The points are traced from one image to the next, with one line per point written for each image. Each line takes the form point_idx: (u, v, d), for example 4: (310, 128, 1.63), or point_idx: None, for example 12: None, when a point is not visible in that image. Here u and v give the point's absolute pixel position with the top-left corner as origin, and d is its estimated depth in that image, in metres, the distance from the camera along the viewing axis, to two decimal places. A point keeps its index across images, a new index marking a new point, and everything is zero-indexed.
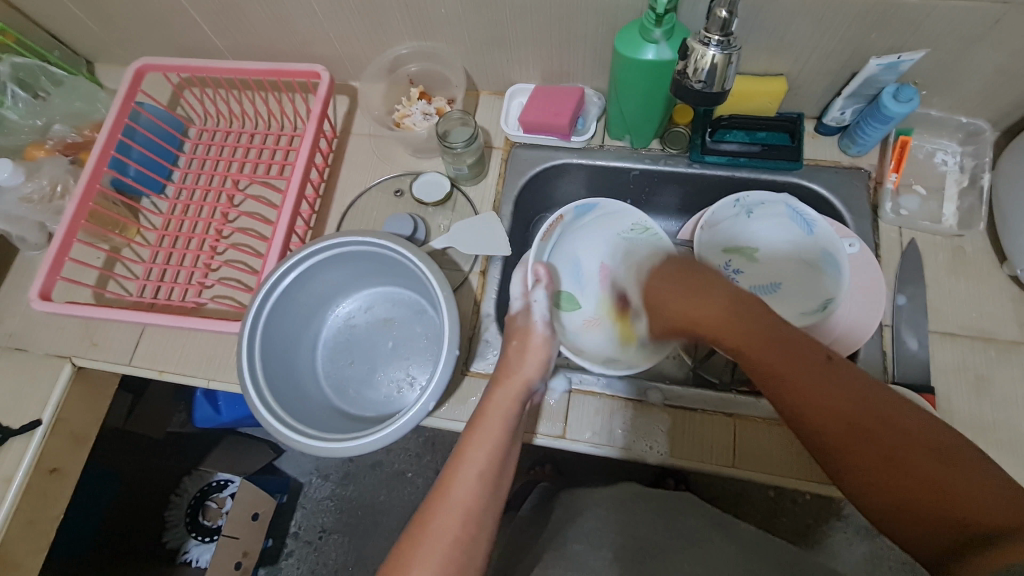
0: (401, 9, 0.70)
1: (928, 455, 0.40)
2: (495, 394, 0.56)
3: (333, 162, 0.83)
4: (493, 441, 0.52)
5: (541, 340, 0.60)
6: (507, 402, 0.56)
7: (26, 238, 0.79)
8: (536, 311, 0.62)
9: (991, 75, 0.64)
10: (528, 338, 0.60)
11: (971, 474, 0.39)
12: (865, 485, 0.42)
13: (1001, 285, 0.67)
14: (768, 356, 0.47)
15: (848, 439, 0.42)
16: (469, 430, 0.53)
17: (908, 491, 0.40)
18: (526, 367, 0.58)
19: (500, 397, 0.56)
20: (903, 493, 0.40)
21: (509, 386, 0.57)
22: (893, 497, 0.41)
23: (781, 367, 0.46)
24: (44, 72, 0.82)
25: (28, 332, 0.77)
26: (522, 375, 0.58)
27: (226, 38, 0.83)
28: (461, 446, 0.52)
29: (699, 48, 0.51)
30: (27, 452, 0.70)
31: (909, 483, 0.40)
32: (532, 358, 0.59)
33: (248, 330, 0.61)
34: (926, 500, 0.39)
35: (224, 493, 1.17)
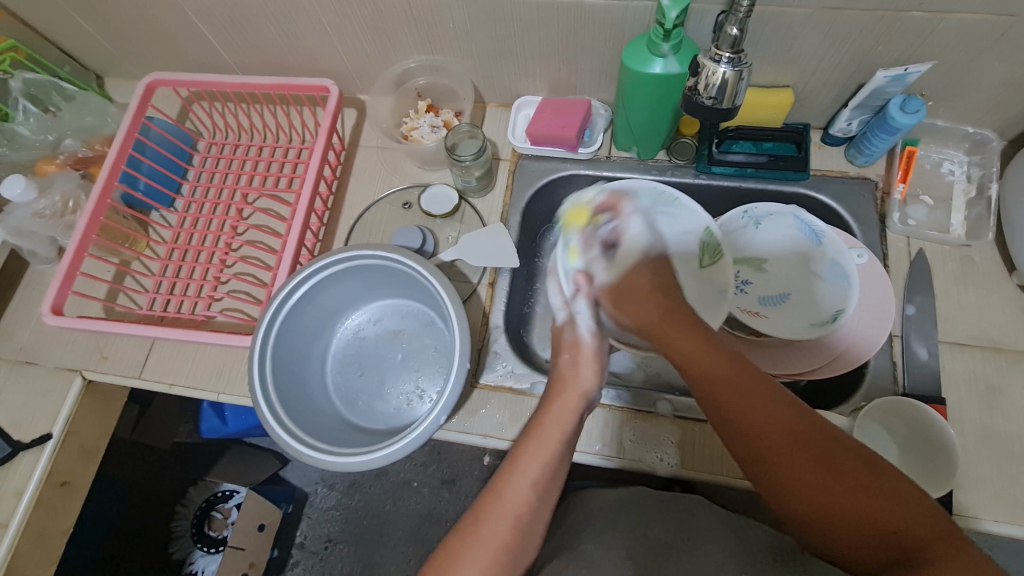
0: (410, 24, 0.70)
1: (858, 467, 0.42)
2: (550, 411, 0.54)
3: (341, 175, 0.83)
4: (541, 455, 0.51)
5: (592, 354, 0.57)
6: (566, 418, 0.54)
7: (37, 252, 0.79)
8: (582, 326, 0.58)
9: (997, 86, 0.64)
10: (581, 354, 0.57)
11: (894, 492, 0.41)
12: (802, 499, 0.43)
13: (1009, 295, 0.67)
14: (710, 361, 0.49)
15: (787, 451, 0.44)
16: (523, 443, 0.52)
17: (839, 506, 0.42)
18: (584, 375, 0.56)
19: (556, 411, 0.54)
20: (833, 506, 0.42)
21: (565, 400, 0.55)
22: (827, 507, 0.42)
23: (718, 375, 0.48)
24: (55, 88, 0.82)
25: (38, 345, 0.77)
26: (580, 389, 0.56)
27: (235, 53, 0.83)
28: (512, 457, 0.52)
29: (710, 65, 0.52)
30: (38, 466, 0.70)
31: (841, 495, 0.42)
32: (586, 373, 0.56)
33: (258, 344, 0.61)
34: (853, 516, 0.41)
35: (230, 504, 1.17)
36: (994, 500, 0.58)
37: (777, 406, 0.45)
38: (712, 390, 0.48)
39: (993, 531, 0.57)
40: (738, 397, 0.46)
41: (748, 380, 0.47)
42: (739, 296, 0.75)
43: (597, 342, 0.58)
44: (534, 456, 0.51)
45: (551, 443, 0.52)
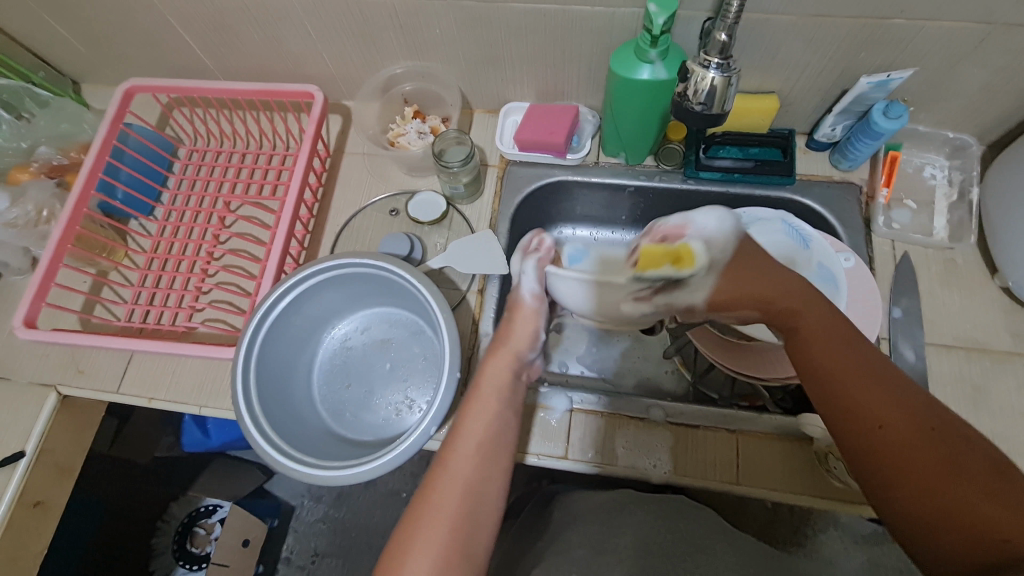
0: (397, 29, 0.70)
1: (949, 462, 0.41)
2: (484, 380, 0.57)
3: (326, 182, 0.82)
4: (486, 416, 0.55)
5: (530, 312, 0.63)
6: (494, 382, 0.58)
7: (9, 263, 0.76)
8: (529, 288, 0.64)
9: (976, 92, 0.65)
10: (521, 312, 0.64)
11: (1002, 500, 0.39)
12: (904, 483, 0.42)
13: (991, 296, 0.68)
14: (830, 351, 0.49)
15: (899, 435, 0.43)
16: (467, 402, 0.56)
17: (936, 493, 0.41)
18: (505, 351, 0.60)
19: (492, 370, 0.58)
20: (954, 519, 0.39)
21: (497, 364, 0.59)
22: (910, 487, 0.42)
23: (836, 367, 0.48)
24: (29, 94, 0.81)
25: (11, 360, 0.74)
26: (505, 348, 0.60)
27: (217, 58, 0.82)
28: (460, 416, 0.55)
29: (699, 71, 0.52)
30: (10, 485, 0.68)
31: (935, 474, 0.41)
32: (514, 334, 0.62)
33: (242, 356, 0.60)
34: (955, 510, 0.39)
35: (214, 518, 1.13)
36: None
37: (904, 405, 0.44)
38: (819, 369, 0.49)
39: None
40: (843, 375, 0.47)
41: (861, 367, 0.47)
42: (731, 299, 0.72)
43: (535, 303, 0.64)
44: (483, 423, 0.54)
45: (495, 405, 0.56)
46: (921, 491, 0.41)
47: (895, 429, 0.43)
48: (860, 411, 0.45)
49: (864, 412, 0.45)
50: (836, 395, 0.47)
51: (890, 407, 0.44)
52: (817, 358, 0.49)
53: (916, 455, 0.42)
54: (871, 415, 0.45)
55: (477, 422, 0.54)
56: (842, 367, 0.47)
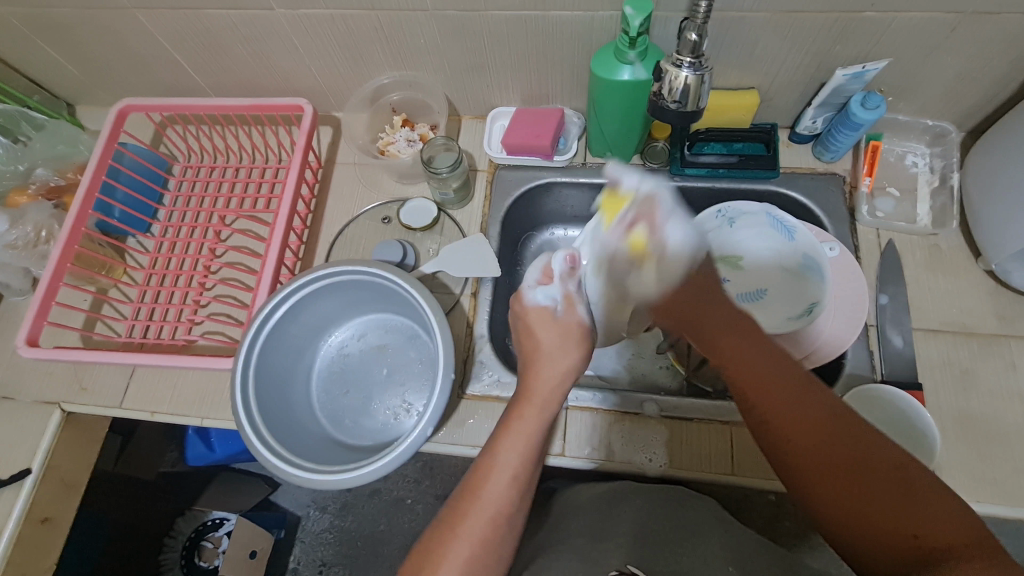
0: (382, 41, 0.71)
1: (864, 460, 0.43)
2: (525, 409, 0.52)
3: (319, 193, 0.83)
4: (522, 445, 0.50)
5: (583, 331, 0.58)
6: (539, 414, 0.52)
7: (10, 284, 0.78)
8: (578, 307, 0.59)
9: (951, 80, 0.67)
10: (573, 334, 0.58)
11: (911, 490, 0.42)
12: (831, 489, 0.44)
13: (976, 280, 0.69)
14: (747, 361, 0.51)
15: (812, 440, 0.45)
16: (502, 430, 0.51)
17: (857, 500, 0.42)
18: (548, 379, 0.55)
19: (543, 380, 0.54)
20: (867, 528, 0.42)
21: (543, 397, 0.53)
22: (830, 494, 0.44)
23: (755, 383, 0.49)
24: (25, 118, 0.83)
25: (14, 379, 0.76)
26: (545, 373, 0.55)
27: (208, 76, 0.83)
28: (489, 449, 0.50)
29: (672, 71, 0.53)
30: (18, 502, 0.69)
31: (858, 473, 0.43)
32: (555, 362, 0.55)
33: (240, 366, 0.61)
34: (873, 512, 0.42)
35: (220, 532, 1.12)
36: (973, 481, 0.60)
37: (815, 417, 0.46)
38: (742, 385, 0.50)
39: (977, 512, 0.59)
40: (762, 388, 0.49)
41: (775, 371, 0.49)
42: None
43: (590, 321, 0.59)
44: (517, 450, 0.50)
45: (518, 409, 0.53)
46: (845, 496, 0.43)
47: (805, 446, 0.45)
48: (776, 429, 0.47)
49: (785, 421, 0.47)
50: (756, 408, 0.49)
51: (802, 423, 0.46)
52: (742, 378, 0.51)
53: (827, 468, 0.44)
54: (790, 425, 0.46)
55: (512, 442, 0.50)
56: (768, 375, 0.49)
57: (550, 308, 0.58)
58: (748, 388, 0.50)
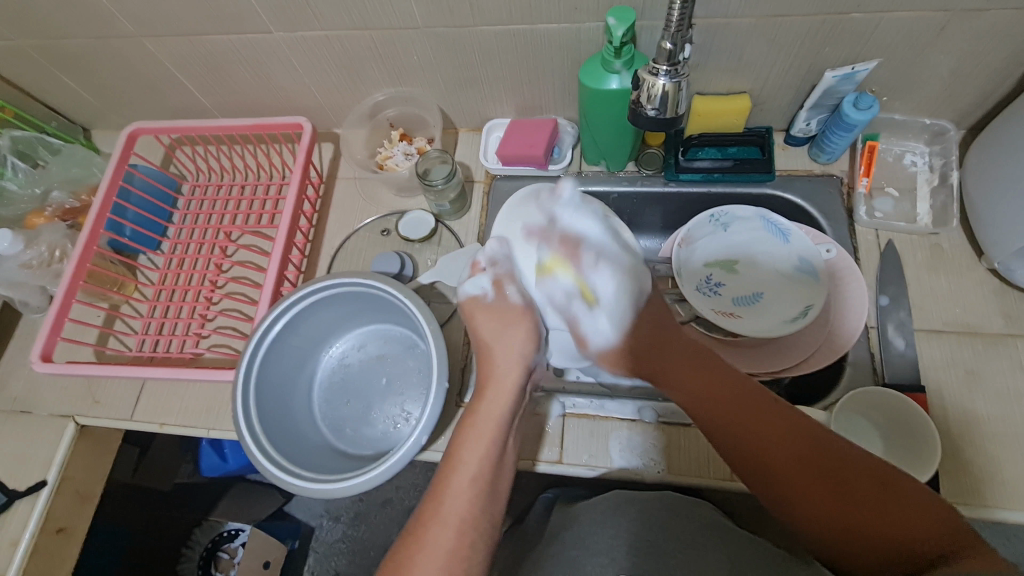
0: (376, 59, 0.73)
1: (864, 479, 0.44)
2: (483, 404, 0.54)
3: (321, 208, 0.85)
4: (483, 447, 0.52)
5: (519, 313, 0.58)
6: (496, 406, 0.54)
7: (29, 302, 0.81)
8: (509, 290, 0.59)
9: (946, 78, 0.66)
10: (510, 317, 0.58)
11: (909, 504, 0.43)
12: (824, 511, 0.44)
13: (980, 279, 0.68)
14: (723, 403, 0.50)
15: (800, 465, 0.46)
16: (462, 430, 0.53)
17: (851, 514, 0.44)
18: (507, 370, 0.56)
19: (490, 407, 0.54)
20: (848, 527, 0.43)
21: (499, 388, 0.55)
22: (825, 514, 0.44)
23: (760, 456, 0.47)
24: (41, 142, 0.87)
25: (32, 394, 0.78)
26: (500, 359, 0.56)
27: (213, 96, 0.86)
28: (454, 448, 0.52)
29: (649, 79, 0.54)
30: (33, 513, 0.71)
31: (850, 505, 0.44)
32: (510, 350, 0.57)
33: (242, 377, 0.62)
34: (870, 527, 0.43)
35: (235, 543, 1.12)
36: (980, 486, 0.58)
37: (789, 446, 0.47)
38: (723, 423, 0.50)
39: (985, 517, 0.57)
40: (749, 424, 0.48)
41: (758, 410, 0.49)
42: (713, 298, 0.75)
43: (523, 300, 0.58)
44: (481, 451, 0.51)
45: (507, 394, 0.55)
46: (843, 509, 0.44)
47: (790, 468, 0.46)
48: (759, 450, 0.48)
49: (778, 465, 0.47)
50: (752, 462, 0.48)
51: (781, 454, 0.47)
52: (726, 420, 0.50)
53: (820, 484, 0.45)
54: (767, 458, 0.47)
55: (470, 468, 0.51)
56: (753, 428, 0.48)
57: (481, 297, 0.59)
58: (730, 427, 0.49)
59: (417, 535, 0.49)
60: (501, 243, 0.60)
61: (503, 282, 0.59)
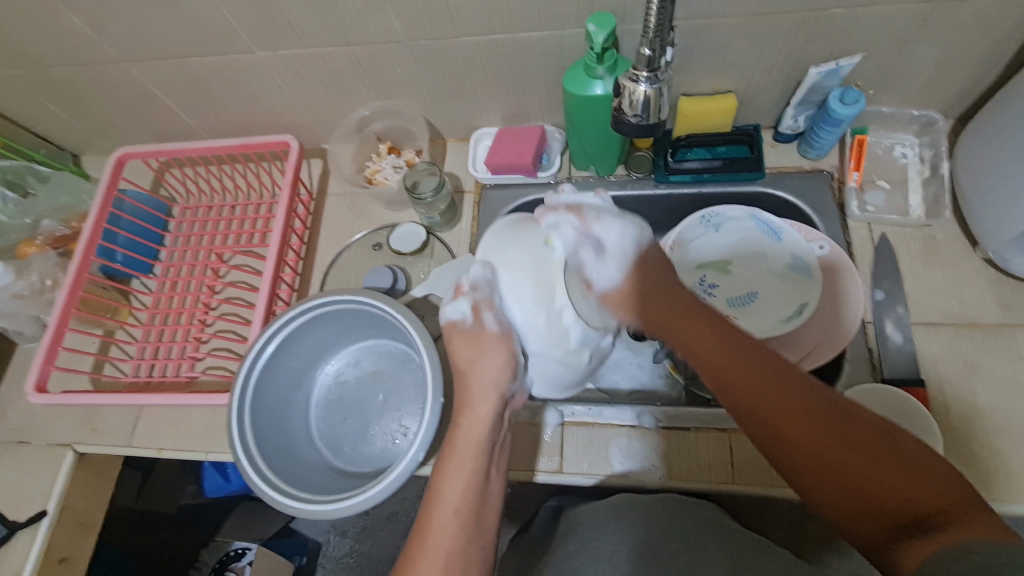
0: (361, 74, 0.73)
1: (873, 439, 0.41)
2: (460, 431, 0.56)
3: (312, 225, 0.85)
4: (464, 474, 0.53)
5: (496, 341, 0.56)
6: (474, 432, 0.55)
7: (23, 332, 0.81)
8: (487, 317, 0.56)
9: (932, 68, 0.66)
10: (484, 344, 0.56)
11: (915, 466, 0.40)
12: (823, 470, 0.41)
13: (975, 269, 0.68)
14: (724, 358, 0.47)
15: (804, 420, 0.43)
16: (442, 462, 0.54)
17: (851, 474, 0.40)
18: (482, 397, 0.56)
19: (469, 433, 0.55)
20: (845, 485, 0.40)
21: (473, 416, 0.56)
22: (822, 472, 0.41)
23: (763, 405, 0.44)
24: (30, 171, 0.86)
25: (29, 424, 0.78)
26: (476, 382, 0.57)
27: (199, 117, 0.86)
28: (436, 480, 0.54)
29: (630, 85, 0.54)
30: (34, 545, 0.71)
31: (851, 463, 0.41)
32: (487, 371, 0.56)
33: (236, 401, 0.62)
34: (868, 488, 0.40)
35: (243, 561, 1.09)
36: (984, 480, 0.57)
37: (797, 402, 0.44)
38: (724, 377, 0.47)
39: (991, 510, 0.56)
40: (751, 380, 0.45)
41: (762, 366, 0.46)
42: (708, 300, 0.75)
43: (502, 328, 0.56)
44: (462, 478, 0.53)
45: (485, 420, 0.56)
46: (842, 469, 0.41)
47: (792, 424, 0.43)
48: (765, 405, 0.44)
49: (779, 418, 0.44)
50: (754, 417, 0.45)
51: (789, 411, 0.43)
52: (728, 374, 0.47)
53: (825, 443, 0.42)
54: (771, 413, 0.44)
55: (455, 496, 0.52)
56: (753, 381, 0.45)
57: (461, 322, 0.57)
58: (732, 381, 0.46)
59: (416, 554, 0.49)
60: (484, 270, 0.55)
61: (483, 310, 0.56)
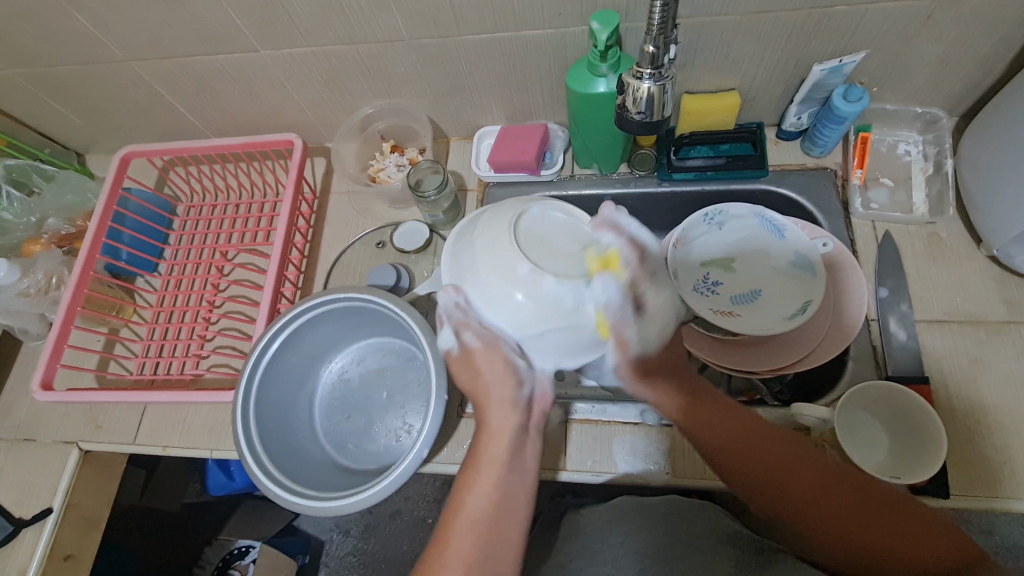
0: (364, 72, 0.73)
1: (881, 503, 0.49)
2: (485, 445, 0.54)
3: (315, 224, 0.85)
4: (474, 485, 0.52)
5: (485, 355, 0.53)
6: (501, 446, 0.53)
7: (29, 330, 0.81)
8: (468, 335, 0.53)
9: (935, 65, 0.65)
10: (472, 363, 0.54)
11: (925, 532, 0.48)
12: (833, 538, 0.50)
13: (979, 266, 0.68)
14: (763, 471, 0.52)
15: (829, 494, 0.50)
16: (466, 475, 0.53)
17: (874, 541, 0.48)
18: (503, 412, 0.54)
19: (492, 442, 0.54)
20: (865, 541, 0.48)
21: (501, 428, 0.54)
22: (839, 547, 0.50)
23: (805, 516, 0.50)
24: (36, 170, 0.87)
25: (35, 422, 0.78)
26: (496, 397, 0.54)
27: (203, 116, 0.86)
28: (458, 492, 0.53)
29: (634, 83, 0.54)
30: (40, 541, 0.71)
31: (867, 535, 0.48)
32: (503, 386, 0.54)
33: (241, 398, 0.62)
34: (889, 551, 0.47)
35: (246, 560, 1.10)
36: (989, 477, 0.57)
37: (820, 477, 0.51)
38: (766, 496, 0.52)
39: (995, 507, 0.56)
40: (785, 477, 0.52)
41: (792, 455, 0.53)
42: (711, 297, 0.74)
43: (485, 342, 0.53)
44: (483, 490, 0.52)
45: (508, 432, 0.54)
46: (859, 532, 0.49)
47: (823, 523, 0.50)
48: (806, 521, 0.50)
49: (807, 514, 0.50)
50: (790, 508, 0.51)
51: (802, 484, 0.51)
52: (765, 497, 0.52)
53: (851, 516, 0.49)
54: (806, 527, 0.51)
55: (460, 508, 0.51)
56: (794, 481, 0.52)
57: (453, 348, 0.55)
58: (771, 498, 0.52)
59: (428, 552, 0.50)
60: (454, 288, 0.52)
61: (461, 330, 0.53)
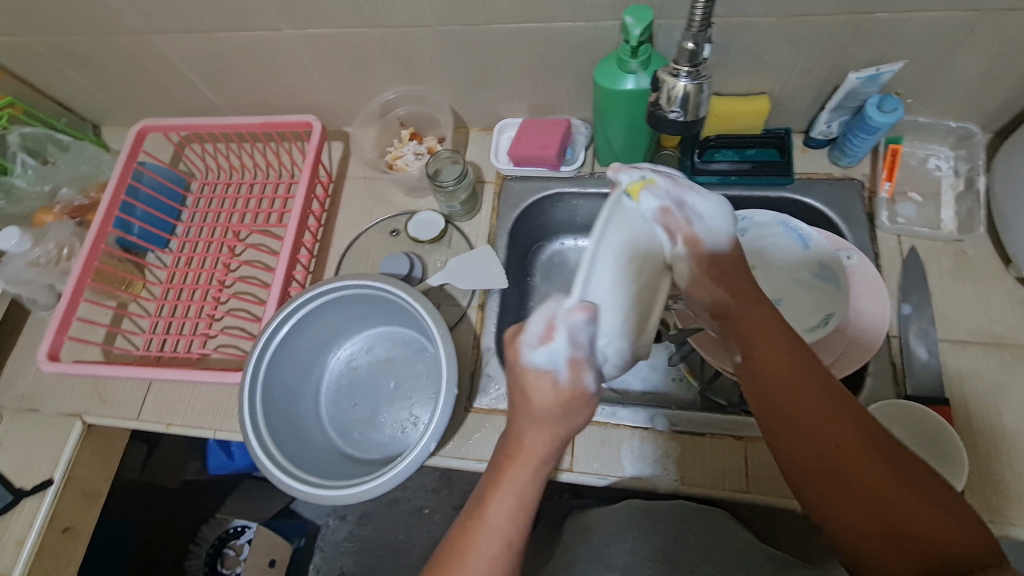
0: (388, 57, 0.72)
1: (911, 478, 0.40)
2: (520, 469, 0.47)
3: (329, 208, 0.84)
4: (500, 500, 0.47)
5: (559, 388, 0.47)
6: (537, 467, 0.47)
7: (37, 299, 0.81)
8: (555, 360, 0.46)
9: (973, 80, 0.64)
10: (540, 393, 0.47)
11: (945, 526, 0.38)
12: (838, 494, 0.41)
13: (1006, 288, 0.66)
14: (792, 400, 0.44)
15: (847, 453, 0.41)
16: (490, 491, 0.47)
17: (874, 509, 0.40)
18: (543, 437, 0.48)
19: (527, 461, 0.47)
20: (865, 510, 0.40)
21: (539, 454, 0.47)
22: (841, 505, 0.41)
23: (814, 465, 0.42)
24: (51, 140, 0.85)
25: (39, 392, 0.78)
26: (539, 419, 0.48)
27: (222, 93, 0.85)
28: (481, 510, 0.46)
29: (669, 80, 0.52)
30: (39, 513, 0.70)
31: (877, 503, 0.40)
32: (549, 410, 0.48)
33: (248, 381, 0.61)
34: (884, 522, 0.39)
35: (242, 540, 1.09)
36: (1008, 504, 0.56)
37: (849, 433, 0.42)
38: (784, 419, 0.44)
39: (1011, 535, 0.55)
40: (807, 413, 0.43)
41: (828, 400, 0.43)
42: None
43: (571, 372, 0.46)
44: (508, 501, 0.46)
45: (546, 454, 0.47)
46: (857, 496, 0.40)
47: (835, 477, 0.41)
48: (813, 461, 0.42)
49: (815, 464, 0.42)
50: (800, 446, 0.43)
51: (828, 432, 0.42)
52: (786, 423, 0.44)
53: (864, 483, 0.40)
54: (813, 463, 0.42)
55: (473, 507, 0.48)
56: (822, 429, 0.42)
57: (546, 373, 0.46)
58: (791, 427, 0.43)
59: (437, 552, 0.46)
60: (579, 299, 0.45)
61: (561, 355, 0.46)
